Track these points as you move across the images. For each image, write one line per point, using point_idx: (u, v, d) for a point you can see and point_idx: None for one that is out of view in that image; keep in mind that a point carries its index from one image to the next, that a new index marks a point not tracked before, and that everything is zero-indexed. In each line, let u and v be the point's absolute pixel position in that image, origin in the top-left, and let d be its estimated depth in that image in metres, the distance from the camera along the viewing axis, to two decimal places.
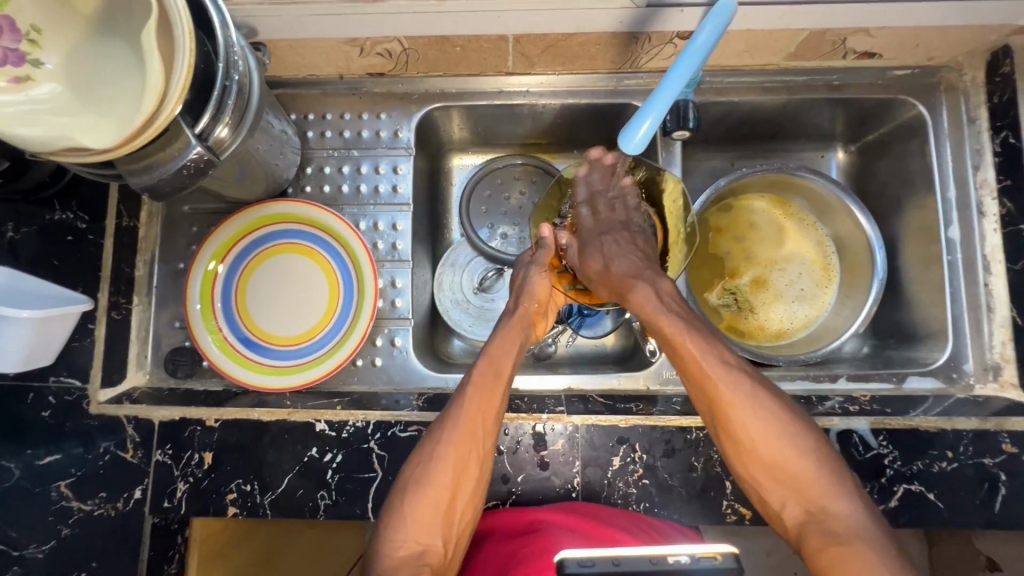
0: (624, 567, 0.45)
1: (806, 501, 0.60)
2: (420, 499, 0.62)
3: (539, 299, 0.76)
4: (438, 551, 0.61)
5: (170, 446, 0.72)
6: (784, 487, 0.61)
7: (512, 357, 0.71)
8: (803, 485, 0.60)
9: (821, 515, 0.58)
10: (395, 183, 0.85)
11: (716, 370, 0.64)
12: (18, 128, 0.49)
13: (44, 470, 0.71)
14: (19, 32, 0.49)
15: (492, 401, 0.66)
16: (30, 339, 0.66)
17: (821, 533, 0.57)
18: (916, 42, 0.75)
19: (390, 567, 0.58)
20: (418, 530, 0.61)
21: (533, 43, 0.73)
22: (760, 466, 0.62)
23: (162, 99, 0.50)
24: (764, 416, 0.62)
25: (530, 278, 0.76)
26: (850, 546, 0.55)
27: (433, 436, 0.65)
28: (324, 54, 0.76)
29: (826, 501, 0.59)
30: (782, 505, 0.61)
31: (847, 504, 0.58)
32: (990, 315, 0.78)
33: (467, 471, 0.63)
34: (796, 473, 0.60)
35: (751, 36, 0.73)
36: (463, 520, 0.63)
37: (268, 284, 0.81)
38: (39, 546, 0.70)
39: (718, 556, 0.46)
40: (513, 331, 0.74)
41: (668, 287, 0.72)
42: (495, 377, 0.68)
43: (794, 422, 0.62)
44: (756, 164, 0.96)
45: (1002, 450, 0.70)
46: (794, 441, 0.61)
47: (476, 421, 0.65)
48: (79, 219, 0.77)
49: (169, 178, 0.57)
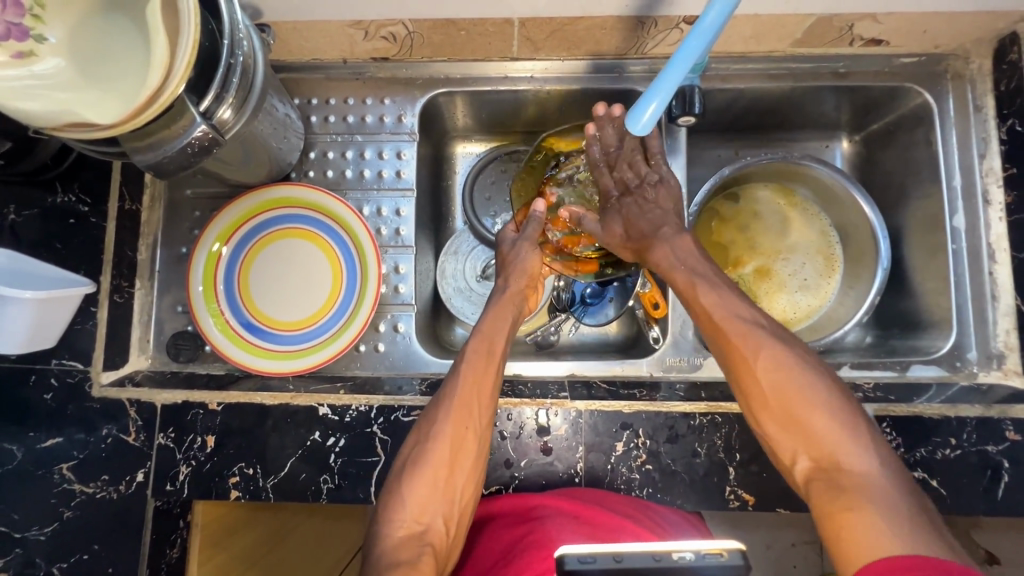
0: (627, 563, 0.44)
1: (817, 455, 0.56)
2: (418, 479, 0.61)
3: (530, 274, 0.78)
4: (439, 532, 0.60)
5: (173, 429, 0.72)
6: (796, 439, 0.57)
7: (505, 334, 0.72)
8: (816, 438, 0.56)
9: (832, 469, 0.54)
10: (398, 168, 0.85)
11: (725, 320, 0.64)
12: (21, 103, 0.49)
13: (45, 452, 0.71)
14: (21, 7, 0.49)
15: (489, 378, 0.67)
16: (32, 321, 0.66)
17: (829, 485, 0.53)
18: (923, 29, 0.75)
19: (390, 547, 0.57)
20: (418, 509, 0.60)
21: (538, 26, 0.73)
22: (771, 418, 0.59)
23: (168, 74, 0.49)
24: (776, 370, 0.60)
25: (520, 254, 0.78)
26: (858, 500, 0.51)
27: (430, 415, 0.65)
28: (328, 37, 0.76)
29: (843, 456, 0.54)
30: (795, 458, 0.57)
31: (867, 460, 0.53)
32: (994, 303, 0.78)
33: (465, 449, 0.63)
34: (806, 426, 0.57)
35: (758, 21, 0.74)
36: (463, 497, 0.63)
37: (271, 268, 0.81)
38: (41, 528, 0.70)
39: (724, 553, 0.45)
40: (506, 304, 0.75)
41: (689, 245, 0.73)
42: (489, 354, 0.68)
43: (811, 376, 0.59)
44: (760, 152, 0.95)
45: (1005, 437, 0.70)
46: (808, 395, 0.58)
47: (472, 398, 0.65)
48: (81, 202, 0.76)
49: (175, 157, 0.56)
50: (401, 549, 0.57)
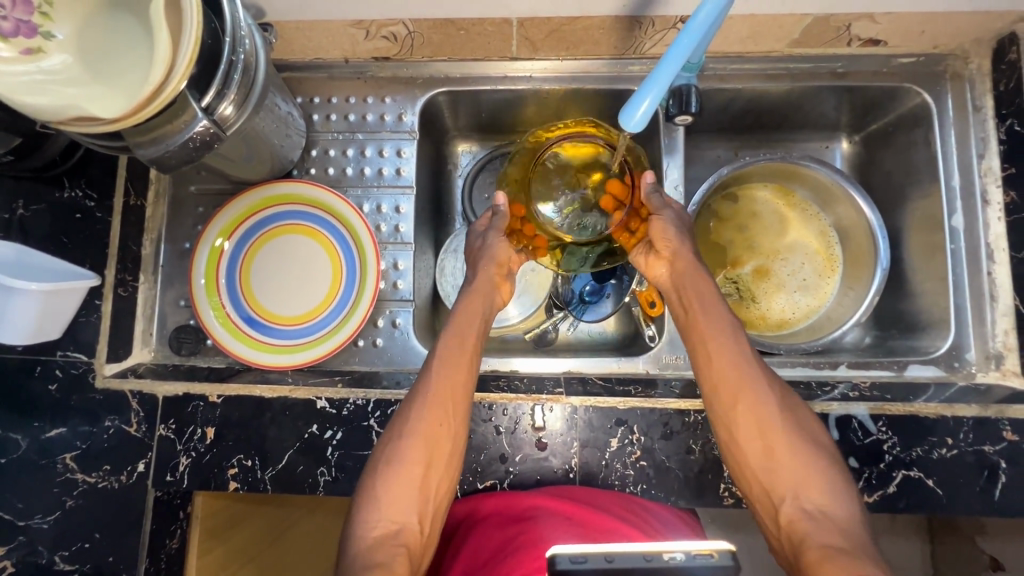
0: (618, 564, 0.45)
1: (801, 496, 0.59)
2: (391, 480, 0.61)
3: (499, 262, 0.78)
4: (413, 531, 0.60)
5: (174, 421, 0.73)
6: (789, 489, 0.59)
7: (478, 325, 0.73)
8: (799, 480, 0.59)
9: (814, 510, 0.57)
10: (398, 166, 0.86)
11: (728, 355, 0.66)
12: (27, 98, 0.50)
13: (49, 442, 0.72)
14: (31, 5, 0.51)
15: (461, 370, 0.68)
16: (37, 312, 0.67)
17: (818, 537, 0.55)
18: (920, 29, 0.75)
19: (365, 549, 0.57)
20: (393, 509, 0.60)
21: (537, 26, 0.74)
22: (759, 456, 0.62)
23: (171, 70, 0.51)
24: (768, 412, 0.63)
25: (488, 243, 0.78)
26: (852, 554, 0.52)
27: (404, 414, 0.65)
28: (330, 37, 0.77)
29: (827, 506, 0.58)
30: (777, 495, 0.60)
31: (846, 509, 0.58)
32: (993, 304, 0.78)
33: (438, 446, 0.64)
34: (792, 467, 0.60)
35: (755, 21, 0.74)
36: (437, 496, 0.63)
37: (273, 264, 0.82)
38: (45, 516, 0.71)
39: (715, 553, 0.46)
40: (479, 292, 0.76)
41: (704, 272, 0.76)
42: (461, 348, 0.70)
43: (796, 425, 0.62)
44: (759, 153, 0.96)
45: (1002, 437, 0.70)
46: (794, 438, 0.61)
47: (444, 391, 0.66)
48: (87, 197, 0.78)
49: (177, 151, 0.58)
50: (375, 551, 0.57)
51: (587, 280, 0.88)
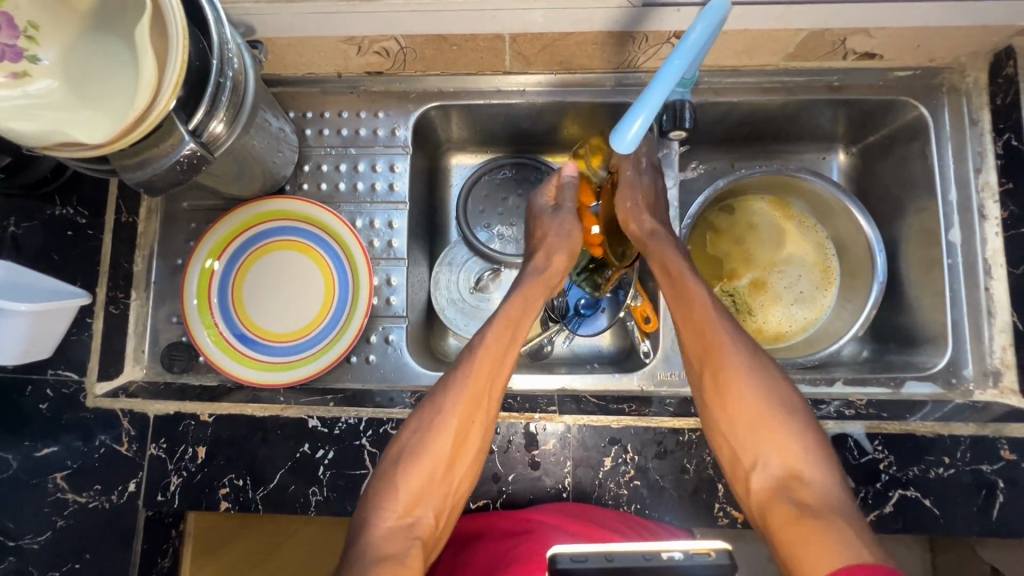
0: (618, 562, 0.47)
1: (780, 468, 0.63)
2: (414, 470, 0.65)
3: (571, 246, 0.81)
4: (428, 526, 0.64)
5: (165, 440, 0.72)
6: (762, 452, 0.64)
7: (530, 320, 0.76)
8: (780, 453, 0.63)
9: (794, 481, 0.61)
10: (391, 181, 0.86)
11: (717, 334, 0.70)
12: (13, 123, 0.50)
13: (40, 461, 0.71)
14: (16, 29, 0.50)
15: (503, 366, 0.71)
16: (27, 331, 0.67)
17: (789, 499, 0.60)
18: (917, 44, 0.75)
19: (380, 536, 0.61)
20: (410, 501, 0.64)
21: (529, 42, 0.74)
22: (739, 430, 0.66)
23: (157, 92, 0.50)
24: (757, 387, 0.67)
25: (564, 221, 0.81)
26: (820, 514, 0.57)
27: (437, 401, 0.68)
28: (322, 52, 0.77)
29: (803, 470, 0.62)
30: (754, 466, 0.64)
31: (822, 474, 0.62)
32: (990, 320, 0.77)
33: (468, 441, 0.67)
34: (774, 442, 0.64)
35: (749, 36, 0.73)
36: (458, 491, 0.66)
37: (266, 280, 0.82)
38: (35, 537, 0.70)
39: (712, 552, 0.48)
40: (536, 284, 0.78)
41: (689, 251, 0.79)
42: (510, 341, 0.73)
43: (785, 405, 0.66)
44: (755, 165, 0.95)
45: (1000, 456, 0.69)
46: (781, 415, 0.65)
47: (485, 384, 0.69)
48: (79, 214, 0.77)
49: (164, 173, 0.57)
50: (391, 540, 0.60)
51: (581, 293, 0.89)
